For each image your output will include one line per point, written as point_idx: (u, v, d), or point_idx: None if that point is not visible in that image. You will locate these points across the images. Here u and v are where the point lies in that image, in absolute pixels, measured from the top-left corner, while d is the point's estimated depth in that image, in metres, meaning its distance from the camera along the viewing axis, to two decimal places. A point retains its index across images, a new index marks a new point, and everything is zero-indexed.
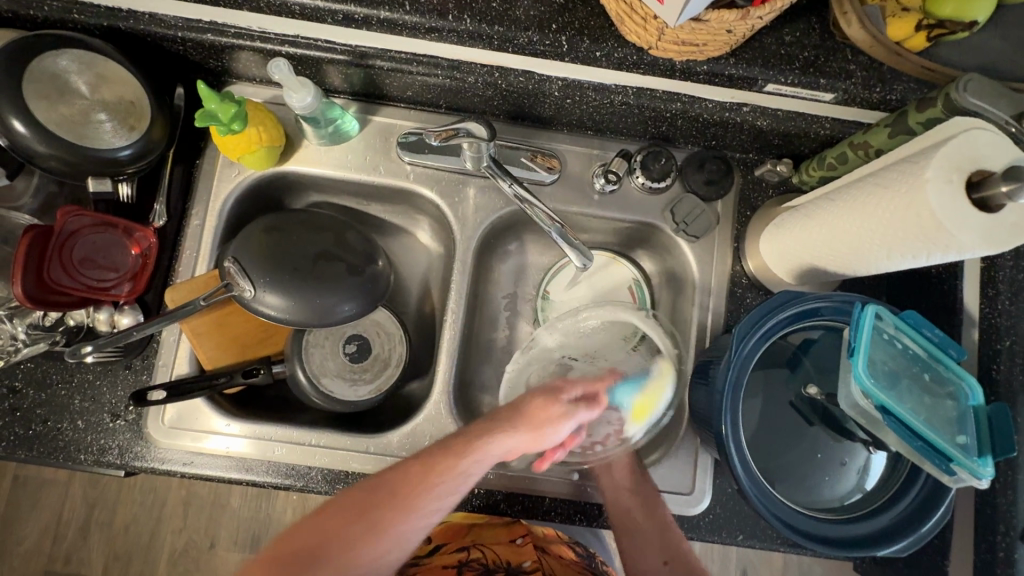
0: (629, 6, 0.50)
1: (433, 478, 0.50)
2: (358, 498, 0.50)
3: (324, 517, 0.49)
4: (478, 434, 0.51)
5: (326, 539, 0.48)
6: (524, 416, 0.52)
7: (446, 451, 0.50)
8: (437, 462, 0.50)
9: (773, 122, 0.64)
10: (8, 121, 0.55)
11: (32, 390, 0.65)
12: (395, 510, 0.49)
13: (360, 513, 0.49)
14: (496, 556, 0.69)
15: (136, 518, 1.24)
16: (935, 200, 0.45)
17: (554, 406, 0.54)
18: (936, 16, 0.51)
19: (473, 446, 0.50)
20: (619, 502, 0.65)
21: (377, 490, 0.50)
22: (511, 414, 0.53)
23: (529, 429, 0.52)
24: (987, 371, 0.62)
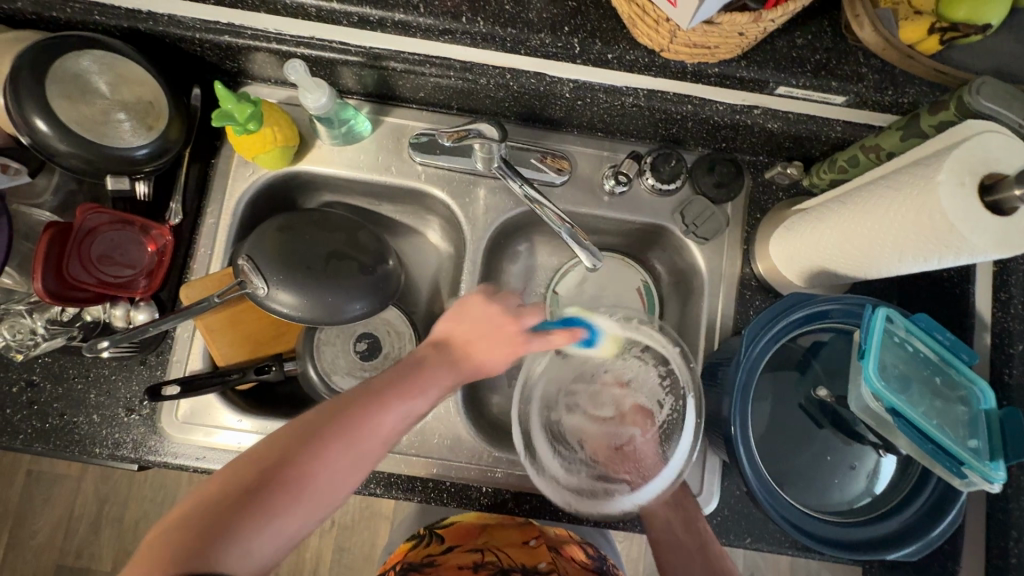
0: (641, 9, 0.51)
1: (355, 417, 0.50)
2: (279, 446, 0.48)
3: (228, 481, 0.46)
4: (426, 381, 0.54)
5: (294, 456, 0.48)
6: (462, 359, 0.57)
7: (381, 390, 0.52)
8: (366, 406, 0.51)
9: (784, 125, 0.64)
10: (31, 120, 0.56)
11: (49, 384, 0.67)
12: (356, 427, 0.50)
13: (286, 461, 0.47)
14: (512, 558, 0.66)
15: (145, 513, 1.25)
16: (948, 203, 0.45)
17: (514, 332, 0.58)
18: (949, 20, 0.51)
19: (425, 375, 0.55)
20: (659, 521, 0.64)
21: (307, 428, 0.49)
22: (449, 354, 0.57)
23: (468, 366, 0.57)
24: (999, 375, 0.62)
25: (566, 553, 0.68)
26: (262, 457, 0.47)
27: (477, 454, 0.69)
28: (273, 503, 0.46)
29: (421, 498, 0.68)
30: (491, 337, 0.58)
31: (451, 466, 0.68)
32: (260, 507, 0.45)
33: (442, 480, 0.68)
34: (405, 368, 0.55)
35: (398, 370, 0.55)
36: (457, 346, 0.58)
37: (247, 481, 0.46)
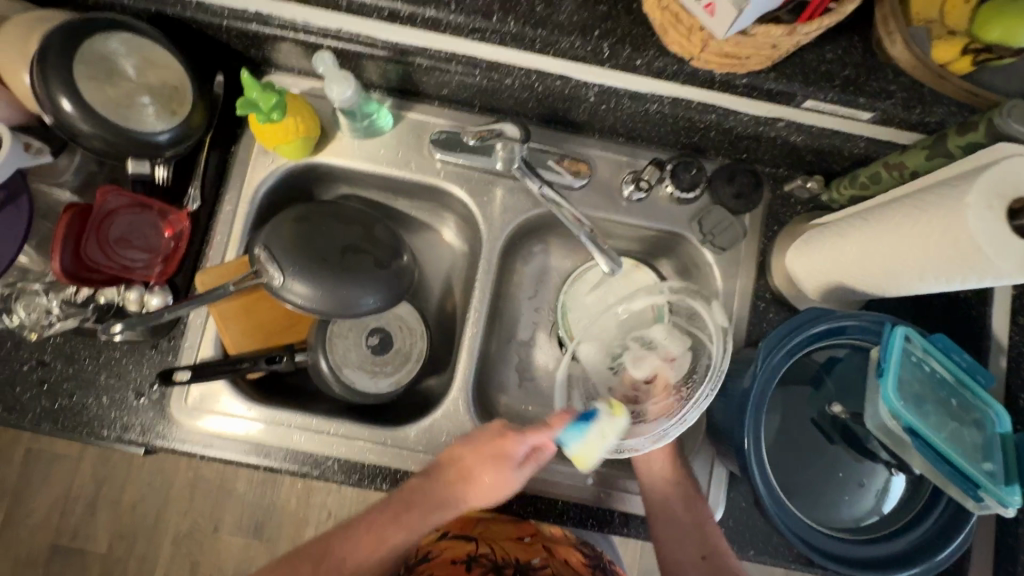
0: (675, 16, 0.50)
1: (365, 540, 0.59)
2: (396, 511, 0.60)
3: (340, 533, 0.60)
4: (454, 476, 0.60)
5: (307, 566, 0.58)
6: (473, 476, 0.60)
7: (398, 519, 0.60)
8: (414, 509, 0.60)
9: (808, 138, 0.64)
10: (57, 100, 0.56)
11: (60, 365, 0.66)
12: (351, 546, 0.59)
13: (343, 544, 0.59)
14: (505, 552, 0.68)
15: (143, 497, 1.25)
16: (975, 225, 0.45)
17: (507, 454, 0.60)
18: (983, 41, 0.51)
19: (426, 498, 0.60)
20: (656, 492, 0.66)
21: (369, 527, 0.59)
22: (464, 478, 0.60)
23: (474, 483, 0.60)
24: (1013, 399, 0.62)
25: (562, 550, 0.70)
26: (298, 559, 0.58)
27: None
28: None
29: None
30: (497, 475, 0.59)
31: None
32: None
33: None
34: (416, 487, 0.61)
35: (426, 486, 0.60)
36: (460, 469, 0.60)
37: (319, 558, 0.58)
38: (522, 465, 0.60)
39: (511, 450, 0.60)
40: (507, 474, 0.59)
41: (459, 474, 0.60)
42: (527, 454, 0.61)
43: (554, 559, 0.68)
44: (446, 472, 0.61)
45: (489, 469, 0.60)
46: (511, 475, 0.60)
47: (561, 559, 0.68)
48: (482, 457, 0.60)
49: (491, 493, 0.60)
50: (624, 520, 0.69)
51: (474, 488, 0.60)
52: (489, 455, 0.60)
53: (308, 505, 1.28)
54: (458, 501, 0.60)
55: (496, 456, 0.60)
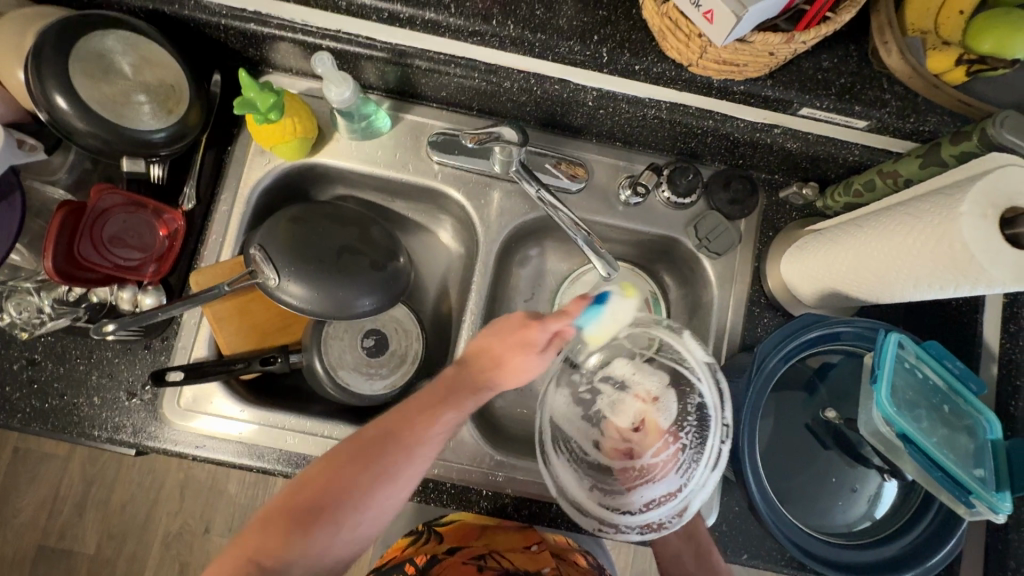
0: (673, 22, 0.51)
1: (411, 435, 0.53)
2: (377, 428, 0.53)
3: (341, 462, 0.52)
4: (483, 368, 0.55)
5: (355, 469, 0.51)
6: (505, 366, 0.55)
7: (439, 400, 0.54)
8: (436, 405, 0.54)
9: (803, 145, 0.65)
10: (51, 97, 0.56)
11: (51, 364, 0.66)
12: (398, 455, 0.52)
13: (389, 447, 0.52)
14: (516, 561, 0.65)
15: (133, 497, 1.24)
16: (968, 234, 0.45)
17: (533, 341, 0.54)
18: (976, 53, 0.52)
19: (463, 395, 0.54)
20: (665, 537, 0.66)
21: (365, 451, 0.52)
22: (490, 368, 0.55)
23: (503, 371, 0.55)
24: (1004, 407, 0.63)
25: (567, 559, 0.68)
26: (346, 463, 0.52)
27: (478, 457, 0.69)
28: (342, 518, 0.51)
29: (420, 498, 0.68)
30: (525, 363, 0.55)
31: (452, 467, 0.68)
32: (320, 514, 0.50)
33: (441, 482, 0.68)
34: (425, 398, 0.54)
35: (458, 375, 0.55)
36: (486, 355, 0.56)
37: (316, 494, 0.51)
38: (547, 347, 0.56)
39: (535, 337, 0.55)
40: (530, 354, 0.55)
41: (489, 363, 0.55)
42: (553, 339, 0.56)
43: (563, 568, 0.66)
44: (467, 368, 0.56)
45: (517, 356, 0.55)
46: (534, 362, 0.55)
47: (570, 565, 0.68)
48: (505, 346, 0.55)
49: (517, 378, 0.55)
50: None
51: (505, 375, 0.55)
52: (514, 339, 0.55)
53: None
54: (473, 392, 0.55)
55: (519, 341, 0.55)
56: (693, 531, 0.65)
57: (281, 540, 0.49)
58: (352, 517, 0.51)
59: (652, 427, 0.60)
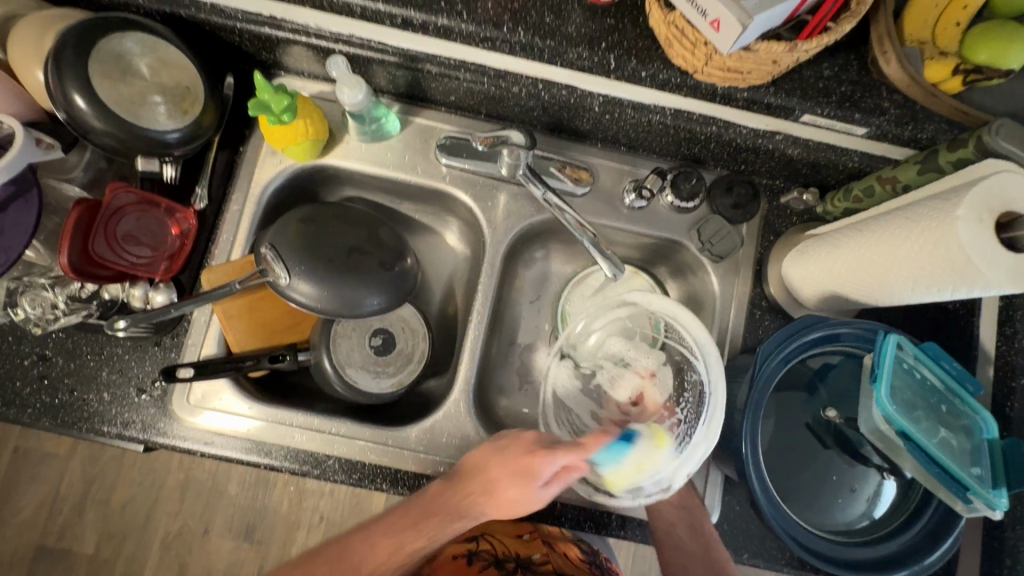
0: (680, 31, 0.52)
1: (390, 531, 0.56)
2: (388, 526, 0.57)
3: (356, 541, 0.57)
4: (474, 490, 0.56)
5: (359, 549, 0.56)
6: (496, 494, 0.55)
7: (437, 514, 0.56)
8: (419, 520, 0.56)
9: (804, 152, 0.66)
10: (70, 96, 0.57)
11: (61, 360, 0.67)
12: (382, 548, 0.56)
13: (388, 548, 0.56)
14: (506, 548, 0.69)
15: (133, 498, 1.24)
16: (966, 238, 0.47)
17: (535, 470, 0.55)
18: (971, 63, 0.54)
19: (449, 522, 0.56)
20: (660, 509, 0.67)
21: (343, 560, 0.55)
22: (483, 494, 0.56)
23: (495, 503, 0.55)
24: (1000, 407, 0.65)
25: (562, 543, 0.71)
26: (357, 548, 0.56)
27: None
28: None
29: None
30: (517, 485, 0.55)
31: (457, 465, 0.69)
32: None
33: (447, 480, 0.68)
34: (426, 501, 0.57)
35: (458, 491, 0.57)
36: (482, 476, 0.57)
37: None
38: (550, 482, 0.56)
39: (535, 468, 0.55)
40: (529, 487, 0.55)
41: (483, 485, 0.56)
42: (553, 475, 0.56)
43: (554, 552, 0.69)
44: (462, 482, 0.58)
45: (513, 486, 0.55)
46: (537, 494, 0.55)
47: (561, 552, 0.70)
48: (511, 476, 0.55)
49: (506, 510, 0.56)
50: (621, 522, 0.70)
51: (499, 505, 0.56)
52: (507, 462, 0.56)
53: (300, 509, 1.27)
54: (482, 501, 0.56)
55: (523, 455, 0.56)
56: (686, 501, 0.67)
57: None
58: None
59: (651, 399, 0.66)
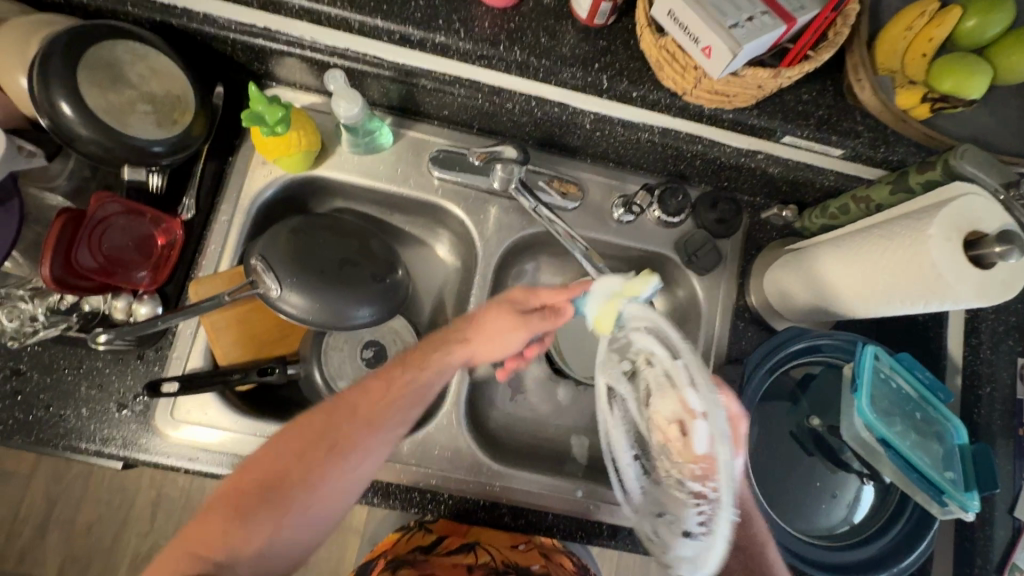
0: (670, 55, 0.54)
1: (358, 432, 0.56)
2: (317, 426, 0.56)
3: (289, 446, 0.55)
4: (465, 335, 0.59)
5: (291, 462, 0.55)
6: (481, 335, 0.59)
7: (412, 366, 0.59)
8: (407, 368, 0.59)
9: (784, 170, 0.70)
10: (57, 104, 0.55)
11: (37, 375, 0.64)
12: (345, 453, 0.55)
13: (319, 452, 0.55)
14: (505, 558, 0.68)
15: (99, 517, 1.18)
16: (937, 255, 0.50)
17: (521, 306, 0.59)
18: (937, 91, 0.57)
19: (409, 387, 0.58)
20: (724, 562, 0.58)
21: (347, 405, 0.57)
22: (474, 330, 0.59)
23: (482, 343, 0.59)
24: (967, 413, 0.69)
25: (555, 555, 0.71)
26: (284, 453, 0.55)
27: (475, 468, 0.70)
28: (289, 489, 0.54)
29: (417, 509, 0.69)
30: (506, 321, 0.58)
31: (451, 478, 0.69)
32: (270, 504, 0.54)
33: (440, 492, 0.68)
34: (414, 348, 0.60)
35: (446, 336, 0.60)
36: (472, 320, 0.60)
37: (325, 426, 0.56)
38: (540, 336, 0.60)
39: (523, 303, 0.59)
40: (510, 329, 0.58)
41: (467, 329, 0.60)
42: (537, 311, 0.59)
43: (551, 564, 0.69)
44: (460, 322, 0.61)
45: (504, 330, 0.58)
46: (514, 337, 0.58)
47: (557, 563, 0.71)
48: (482, 328, 0.59)
49: (493, 353, 0.59)
50: (612, 532, 0.71)
51: (489, 349, 0.59)
52: (502, 289, 0.60)
53: None
54: (459, 349, 0.59)
55: (501, 313, 0.59)
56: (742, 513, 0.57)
57: (222, 528, 0.52)
58: (308, 497, 0.55)
59: (687, 441, 0.48)
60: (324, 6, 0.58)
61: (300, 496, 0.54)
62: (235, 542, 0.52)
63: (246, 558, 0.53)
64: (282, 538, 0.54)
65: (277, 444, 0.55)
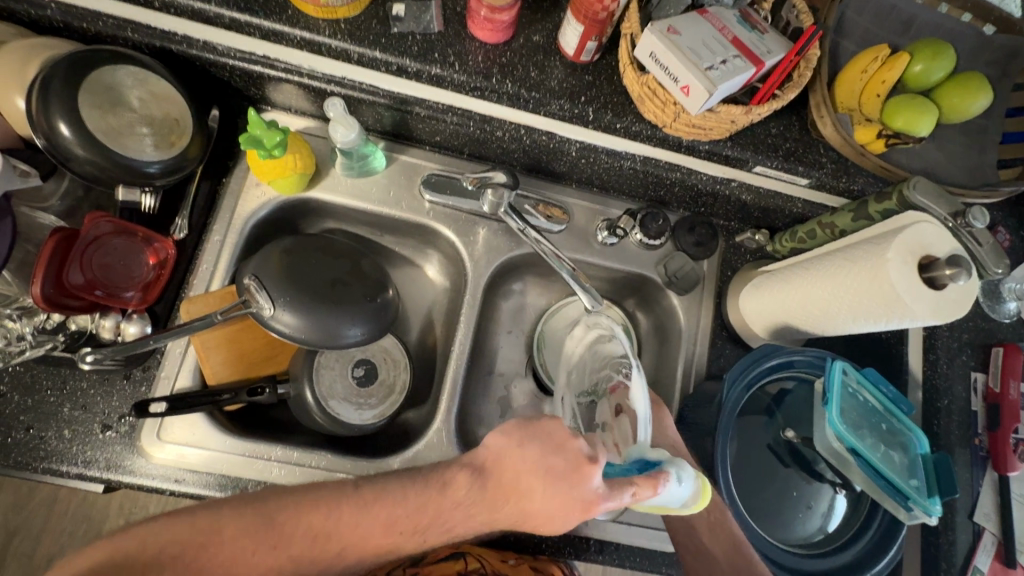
0: (651, 91, 0.59)
1: (325, 562, 0.50)
2: (295, 551, 0.49)
3: (250, 552, 0.49)
4: (503, 506, 0.47)
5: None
6: (529, 506, 0.46)
7: (423, 536, 0.49)
8: (404, 536, 0.49)
9: (756, 198, 0.75)
10: (55, 124, 0.56)
11: (18, 396, 0.63)
12: (307, 571, 0.50)
13: (286, 566, 0.50)
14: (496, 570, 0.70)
15: (62, 549, 1.13)
16: (895, 276, 0.54)
17: (585, 482, 0.45)
18: (891, 127, 0.63)
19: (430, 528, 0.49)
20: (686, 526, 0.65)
21: (329, 541, 0.50)
22: (516, 500, 0.47)
23: (527, 520, 0.48)
24: (929, 424, 0.74)
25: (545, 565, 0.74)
26: (246, 559, 0.49)
27: None
28: None
29: None
30: (561, 502, 0.45)
31: None
32: None
33: None
34: (429, 491, 0.49)
35: (485, 495, 0.48)
36: (514, 479, 0.47)
37: (290, 562, 0.50)
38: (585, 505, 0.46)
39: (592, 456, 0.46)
40: (586, 496, 0.45)
41: (510, 500, 0.47)
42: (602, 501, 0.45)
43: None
44: (489, 488, 0.48)
45: (556, 507, 0.46)
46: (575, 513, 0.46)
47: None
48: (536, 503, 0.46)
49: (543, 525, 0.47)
50: (599, 547, 0.72)
51: (530, 524, 0.48)
52: (536, 435, 0.47)
53: None
54: (491, 515, 0.48)
55: (569, 468, 0.46)
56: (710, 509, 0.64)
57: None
58: None
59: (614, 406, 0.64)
60: (326, 38, 0.61)
61: None
62: None
63: None
64: None
65: (241, 552, 0.49)
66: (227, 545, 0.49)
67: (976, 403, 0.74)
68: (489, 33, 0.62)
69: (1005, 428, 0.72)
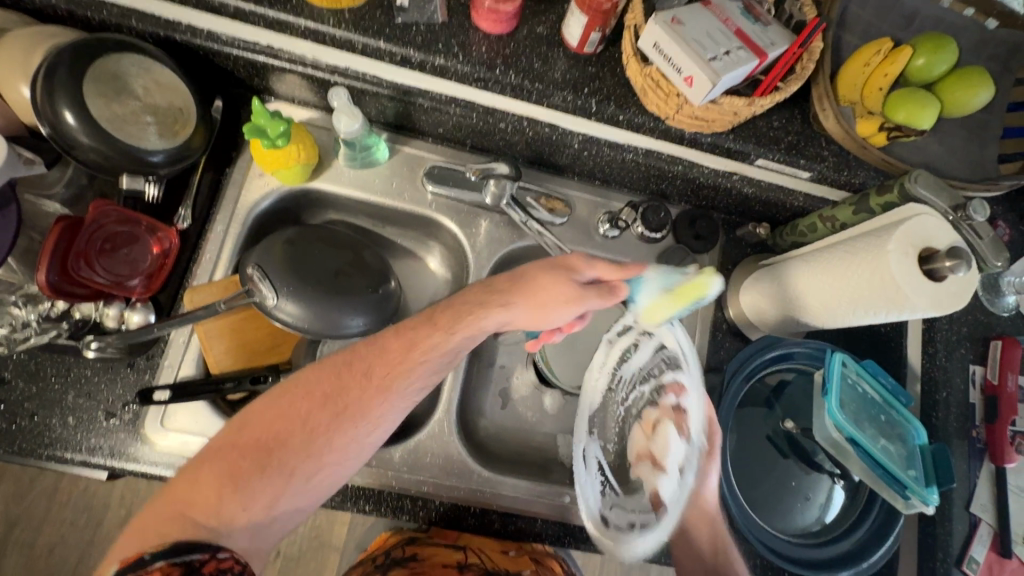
0: (654, 82, 0.59)
1: (358, 406, 0.57)
2: (325, 386, 0.57)
3: (292, 398, 0.56)
4: (503, 290, 0.58)
5: (285, 434, 0.55)
6: (526, 294, 0.57)
7: (437, 330, 0.58)
8: (421, 331, 0.58)
9: (758, 190, 0.75)
10: (60, 113, 0.56)
11: (22, 383, 0.64)
12: (349, 420, 0.57)
13: (330, 410, 0.57)
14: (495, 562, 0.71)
15: (63, 538, 1.14)
16: (896, 268, 0.54)
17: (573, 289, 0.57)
18: (892, 120, 0.63)
19: (426, 348, 0.58)
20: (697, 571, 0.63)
21: (353, 367, 0.58)
22: (515, 285, 0.58)
23: (525, 303, 0.57)
24: (927, 417, 0.75)
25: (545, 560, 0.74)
26: (290, 409, 0.56)
27: (466, 475, 0.71)
28: (290, 466, 0.55)
29: (408, 516, 0.69)
30: (556, 290, 0.57)
31: (443, 486, 0.70)
32: (265, 473, 0.54)
33: (430, 500, 0.69)
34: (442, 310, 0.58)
35: (487, 296, 0.58)
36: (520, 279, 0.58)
37: (326, 406, 0.57)
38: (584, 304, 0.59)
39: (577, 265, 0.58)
40: (564, 300, 0.57)
41: (511, 288, 0.58)
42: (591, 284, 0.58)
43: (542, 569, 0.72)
44: (497, 286, 0.58)
45: (547, 294, 0.57)
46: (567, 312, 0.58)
47: (548, 566, 0.73)
48: (528, 296, 0.57)
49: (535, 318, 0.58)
50: None
51: (524, 302, 0.57)
52: (545, 262, 0.59)
53: None
54: (496, 313, 0.57)
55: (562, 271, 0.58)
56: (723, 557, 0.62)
57: (217, 497, 0.52)
58: (309, 468, 0.56)
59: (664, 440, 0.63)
60: (330, 27, 0.61)
61: (297, 465, 0.55)
62: (229, 513, 0.53)
63: (240, 526, 0.53)
64: (278, 504, 0.55)
65: (285, 406, 0.56)
66: (275, 400, 0.56)
67: (974, 396, 0.75)
68: (493, 24, 0.62)
69: (1003, 421, 0.72)
